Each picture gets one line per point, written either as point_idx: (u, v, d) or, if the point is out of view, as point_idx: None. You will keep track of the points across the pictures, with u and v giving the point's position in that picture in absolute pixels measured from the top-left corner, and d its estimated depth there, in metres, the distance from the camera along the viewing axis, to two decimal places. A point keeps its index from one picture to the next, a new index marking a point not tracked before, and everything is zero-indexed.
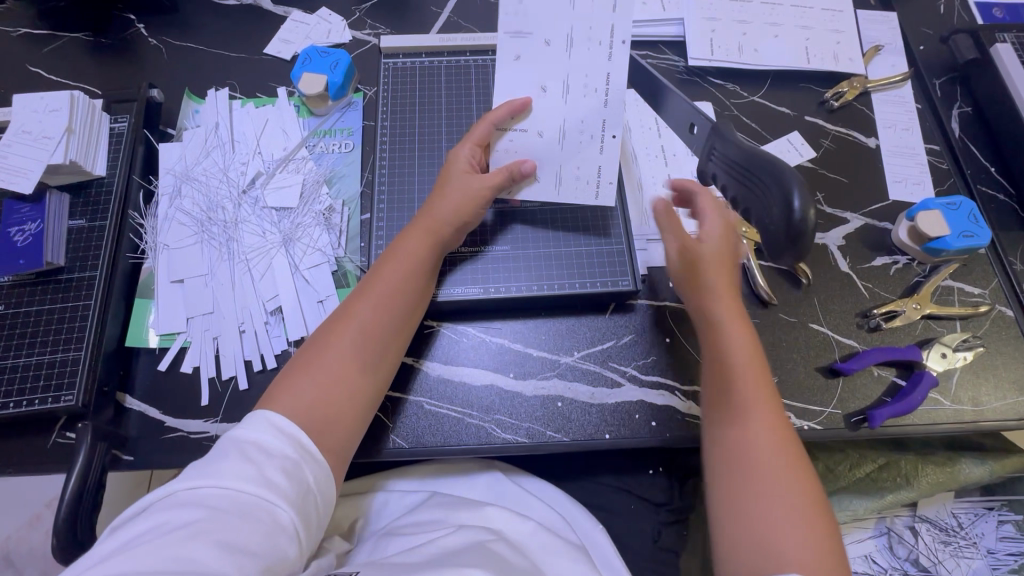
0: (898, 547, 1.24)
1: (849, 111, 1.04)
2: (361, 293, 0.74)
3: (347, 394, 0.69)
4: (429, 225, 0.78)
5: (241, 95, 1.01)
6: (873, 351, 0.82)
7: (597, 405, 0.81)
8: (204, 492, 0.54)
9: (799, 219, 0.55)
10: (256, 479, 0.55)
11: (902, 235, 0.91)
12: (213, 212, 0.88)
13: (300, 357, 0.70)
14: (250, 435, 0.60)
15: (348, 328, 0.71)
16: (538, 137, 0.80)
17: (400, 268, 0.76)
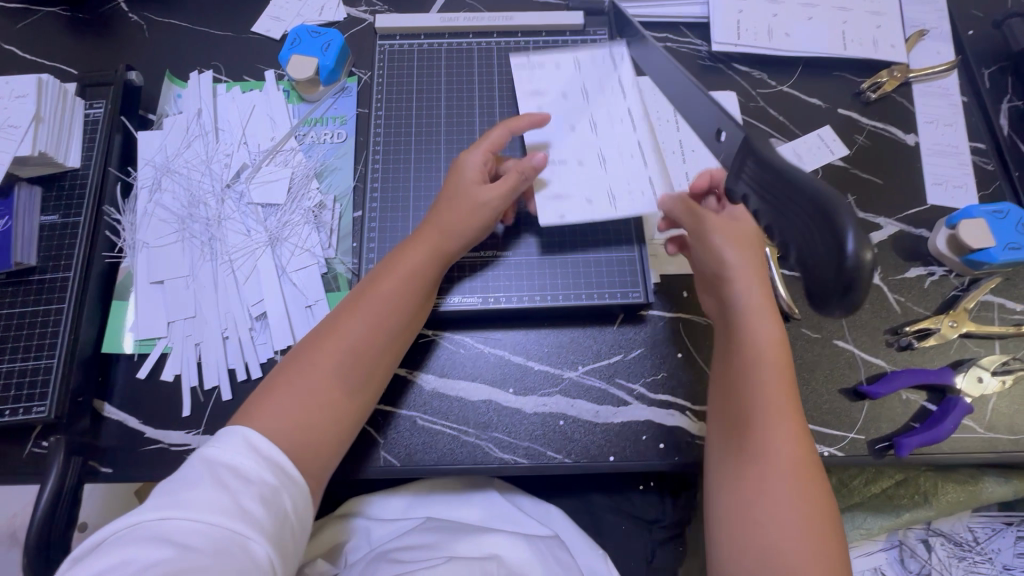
0: (910, 560, 1.19)
1: (886, 104, 0.95)
2: (352, 309, 0.68)
3: (327, 418, 0.64)
4: (434, 238, 0.72)
5: (227, 78, 0.94)
6: (900, 374, 0.76)
7: (602, 425, 0.76)
8: (174, 523, 0.50)
9: (853, 261, 0.41)
10: (231, 511, 0.51)
11: (940, 244, 0.83)
12: (195, 208, 0.82)
13: (279, 373, 0.65)
14: (225, 458, 0.55)
15: (339, 345, 0.65)
16: (578, 161, 0.78)
17: (398, 283, 0.69)
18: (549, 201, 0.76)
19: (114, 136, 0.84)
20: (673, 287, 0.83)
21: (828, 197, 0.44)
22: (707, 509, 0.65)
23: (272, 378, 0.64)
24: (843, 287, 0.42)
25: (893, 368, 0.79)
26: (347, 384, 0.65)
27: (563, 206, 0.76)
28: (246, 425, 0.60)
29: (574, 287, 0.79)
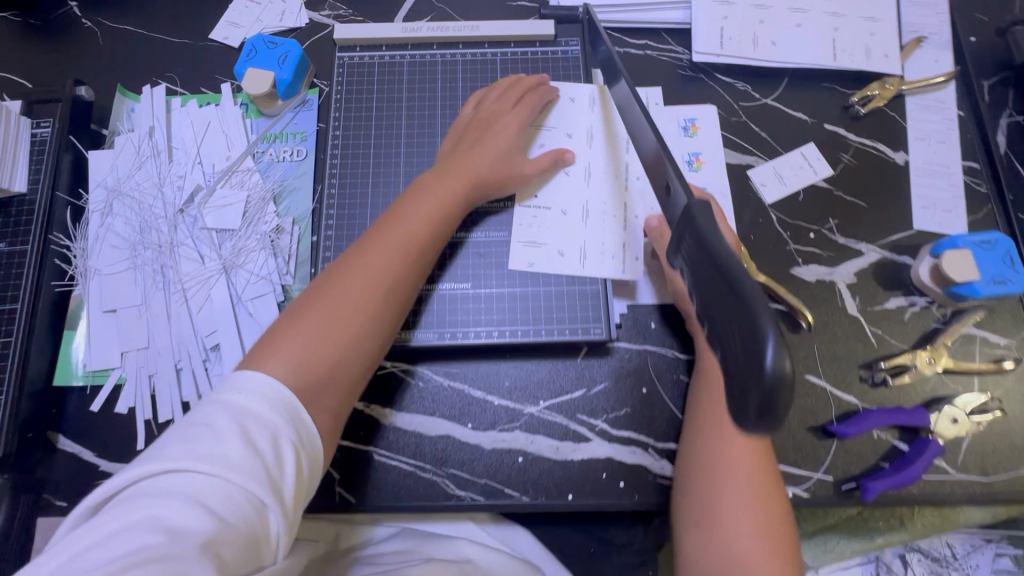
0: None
1: (877, 119, 0.89)
2: (377, 240, 0.68)
3: (350, 349, 0.63)
4: (462, 177, 0.74)
5: (184, 91, 0.90)
6: (872, 414, 0.73)
7: (562, 462, 0.74)
8: (198, 482, 0.48)
9: (772, 375, 0.32)
10: (255, 476, 0.50)
11: (923, 273, 0.79)
12: (147, 234, 0.80)
13: (302, 304, 0.64)
14: (253, 409, 0.53)
15: (356, 282, 0.65)
16: (562, 214, 0.79)
17: (422, 218, 0.70)
18: (523, 246, 0.78)
19: (62, 158, 0.81)
20: (641, 317, 0.79)
21: (746, 290, 0.35)
22: (678, 555, 0.64)
23: (295, 309, 0.64)
24: (758, 403, 0.33)
25: (866, 406, 0.76)
26: (372, 316, 0.65)
27: (534, 253, 0.78)
28: (263, 363, 0.59)
29: (536, 321, 0.76)
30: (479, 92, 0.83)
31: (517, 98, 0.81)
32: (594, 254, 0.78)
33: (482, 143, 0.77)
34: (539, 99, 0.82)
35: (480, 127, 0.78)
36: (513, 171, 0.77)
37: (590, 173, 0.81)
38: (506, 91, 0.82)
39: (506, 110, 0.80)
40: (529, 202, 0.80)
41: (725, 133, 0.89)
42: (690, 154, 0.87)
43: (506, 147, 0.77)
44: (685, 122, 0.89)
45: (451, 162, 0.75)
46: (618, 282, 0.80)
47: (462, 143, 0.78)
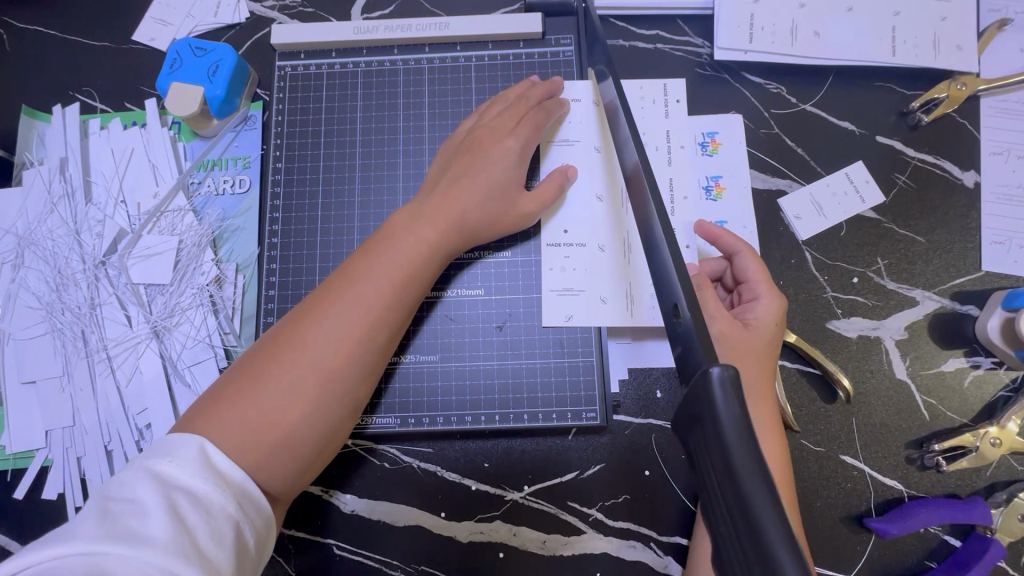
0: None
1: (942, 127, 0.72)
2: (336, 296, 0.55)
3: (293, 434, 0.51)
4: (447, 214, 0.59)
5: (103, 108, 0.75)
6: (920, 509, 0.61)
7: (548, 558, 0.64)
8: (110, 563, 0.39)
9: None
10: (184, 555, 0.41)
11: (992, 330, 0.65)
12: (64, 291, 0.69)
13: (244, 370, 0.53)
14: (183, 477, 0.45)
15: (322, 328, 0.53)
16: (600, 250, 0.66)
17: (394, 268, 0.56)
18: (559, 296, 0.65)
19: None
20: (646, 383, 0.66)
21: None
22: None
23: (234, 376, 0.52)
24: None
25: (912, 494, 0.64)
26: (322, 394, 0.52)
27: (571, 304, 0.65)
28: (205, 428, 0.49)
29: (519, 397, 0.64)
30: (485, 102, 0.68)
31: (525, 117, 0.65)
32: (590, 314, 0.64)
33: (476, 171, 0.61)
34: (542, 116, 0.65)
35: (476, 147, 0.63)
36: (513, 207, 0.62)
37: (603, 205, 0.67)
38: (514, 105, 0.66)
39: (511, 127, 0.64)
40: (559, 240, 0.66)
41: (753, 150, 0.72)
42: (708, 178, 0.71)
43: (508, 176, 0.62)
44: (703, 137, 0.72)
45: (438, 192, 0.60)
46: (618, 340, 0.67)
47: (450, 168, 0.62)
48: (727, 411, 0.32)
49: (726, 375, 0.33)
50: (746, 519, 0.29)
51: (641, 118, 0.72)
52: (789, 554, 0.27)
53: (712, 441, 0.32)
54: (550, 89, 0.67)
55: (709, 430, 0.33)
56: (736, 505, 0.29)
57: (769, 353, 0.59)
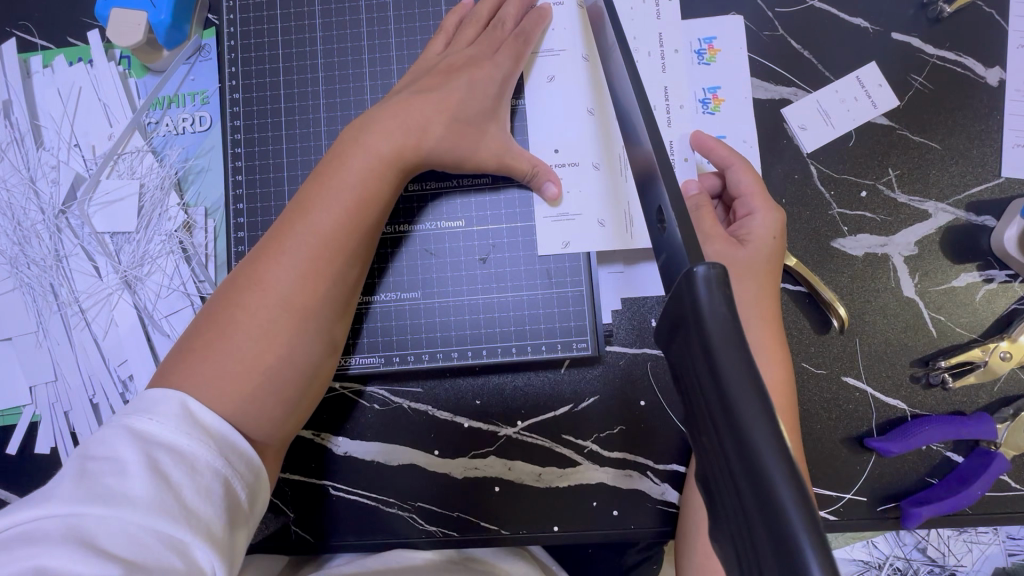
0: (907, 532, 0.94)
1: (966, 19, 0.65)
2: (289, 231, 0.51)
3: (273, 377, 0.49)
4: (410, 131, 0.54)
5: (41, 43, 0.68)
6: (923, 427, 0.59)
7: (544, 490, 0.64)
8: (94, 522, 0.38)
9: None
10: (170, 513, 0.39)
11: (1008, 240, 0.61)
12: (26, 244, 0.65)
13: (206, 320, 0.50)
14: (163, 435, 0.43)
15: (283, 263, 0.50)
16: (593, 169, 0.61)
17: (347, 192, 0.52)
18: (552, 222, 0.61)
19: None
20: (639, 313, 0.64)
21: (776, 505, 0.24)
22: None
23: (198, 329, 0.50)
24: None
25: (916, 412, 0.62)
26: (295, 333, 0.50)
27: (568, 230, 0.61)
28: (176, 382, 0.47)
29: (508, 331, 0.61)
30: (451, 15, 0.62)
31: (503, 42, 0.60)
32: (581, 241, 0.61)
33: (447, 90, 0.56)
34: (519, 44, 0.59)
35: (448, 68, 0.57)
36: (481, 132, 0.57)
37: (592, 120, 0.62)
38: (492, 29, 0.60)
39: (491, 54, 0.59)
40: (550, 160, 0.61)
41: (755, 56, 0.66)
42: (705, 89, 0.65)
43: (481, 98, 0.57)
44: (699, 44, 0.66)
45: (391, 108, 0.55)
46: (610, 270, 0.64)
47: (417, 84, 0.57)
48: (710, 306, 0.30)
49: (713, 273, 0.31)
50: (727, 421, 0.27)
51: (631, 23, 0.65)
52: (776, 458, 0.25)
53: (695, 344, 0.30)
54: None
55: (690, 331, 0.31)
56: (718, 407, 0.28)
57: (770, 267, 0.56)
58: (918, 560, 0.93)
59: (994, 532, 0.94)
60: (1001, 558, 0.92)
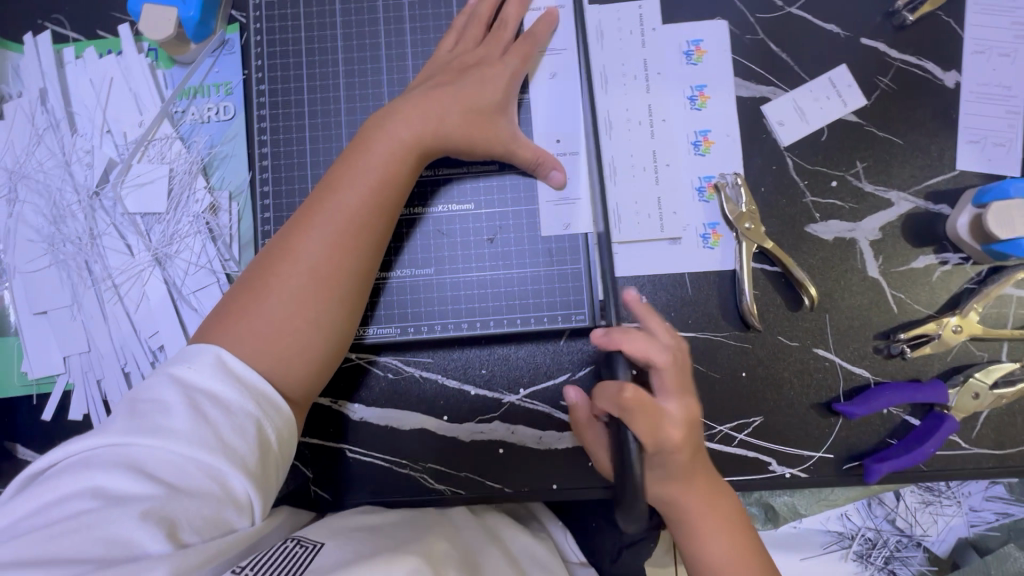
0: (877, 504, 1.01)
1: (926, 26, 0.72)
2: (319, 208, 0.57)
3: (301, 339, 0.55)
4: (426, 119, 0.60)
5: (73, 34, 0.73)
6: (883, 392, 0.66)
7: (544, 451, 0.70)
8: (143, 453, 0.45)
9: None
10: (208, 446, 0.45)
11: (961, 226, 0.68)
12: (62, 223, 0.70)
13: (244, 287, 0.56)
14: (202, 382, 0.49)
15: (311, 237, 0.56)
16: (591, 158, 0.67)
17: (371, 173, 0.58)
18: (554, 206, 0.67)
19: None
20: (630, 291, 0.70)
21: None
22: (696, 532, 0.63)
23: (236, 294, 0.56)
24: None
25: (878, 380, 0.69)
26: (322, 299, 0.55)
27: (569, 213, 0.67)
28: (217, 340, 0.53)
29: (512, 307, 0.67)
30: (464, 15, 0.67)
31: (507, 43, 0.66)
32: (580, 224, 0.67)
33: (459, 85, 0.62)
34: (524, 47, 0.65)
35: (462, 66, 0.63)
36: (489, 124, 0.63)
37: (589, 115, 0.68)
38: (497, 30, 0.66)
39: (500, 54, 0.65)
40: (552, 149, 0.67)
41: (738, 57, 0.72)
42: (692, 87, 0.72)
43: (492, 92, 0.63)
44: (687, 46, 0.73)
45: (411, 99, 0.61)
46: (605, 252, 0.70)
47: (435, 79, 0.63)
48: None
49: None
50: None
51: (620, 40, 0.73)
52: None
53: None
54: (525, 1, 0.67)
55: None
56: None
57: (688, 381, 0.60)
58: (887, 530, 1.01)
59: (956, 504, 1.01)
60: (963, 528, 1.00)
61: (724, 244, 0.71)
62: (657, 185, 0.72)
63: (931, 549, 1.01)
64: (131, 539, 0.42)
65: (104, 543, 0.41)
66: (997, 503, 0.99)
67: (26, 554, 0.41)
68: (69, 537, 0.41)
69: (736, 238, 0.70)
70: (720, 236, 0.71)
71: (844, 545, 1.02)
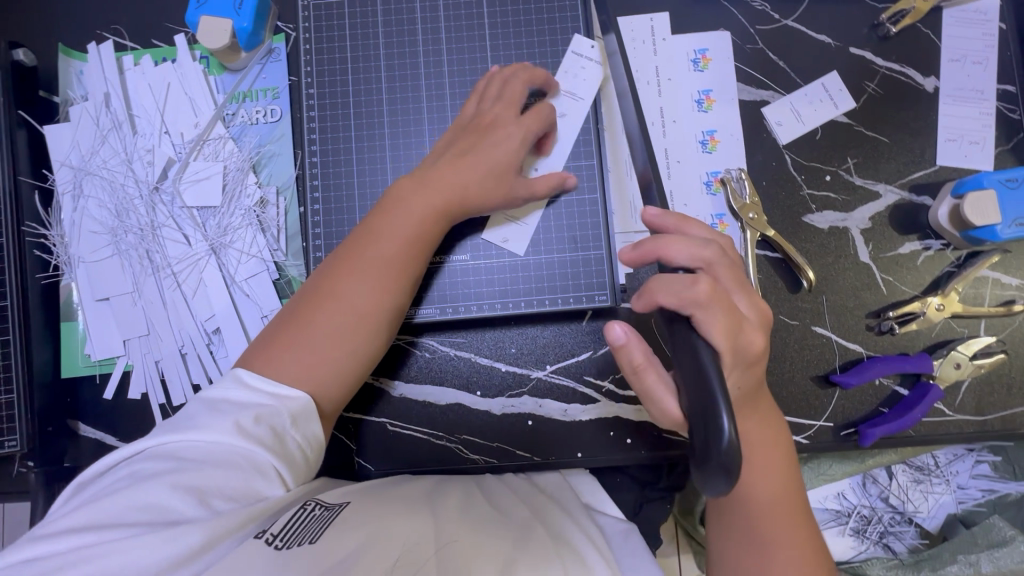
0: (871, 483, 1.09)
1: (909, 36, 0.80)
2: (361, 254, 0.63)
3: (336, 371, 0.61)
4: (459, 178, 0.66)
5: (133, 43, 0.79)
6: (875, 364, 0.74)
7: (570, 423, 0.77)
8: (174, 445, 0.54)
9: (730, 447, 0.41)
10: (228, 430, 0.53)
11: (941, 215, 0.76)
12: (124, 217, 0.76)
13: (289, 321, 0.62)
14: (225, 389, 0.57)
15: (351, 284, 0.62)
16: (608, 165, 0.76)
17: (409, 228, 0.64)
18: (578, 199, 0.74)
19: (17, 135, 0.74)
20: (646, 275, 0.78)
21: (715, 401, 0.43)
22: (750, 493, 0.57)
23: (282, 324, 0.62)
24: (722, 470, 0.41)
25: (870, 354, 0.76)
26: (359, 337, 0.62)
27: (591, 205, 0.74)
28: (262, 366, 0.59)
29: (539, 292, 0.74)
30: (485, 80, 0.72)
31: (518, 100, 0.69)
32: (601, 216, 0.74)
33: (486, 142, 0.67)
34: (548, 112, 0.69)
35: (483, 123, 0.68)
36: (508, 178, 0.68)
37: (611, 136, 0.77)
38: (508, 95, 0.69)
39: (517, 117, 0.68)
40: (576, 147, 0.75)
41: (741, 64, 0.80)
42: (699, 91, 0.80)
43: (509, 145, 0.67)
44: (695, 55, 0.80)
45: (440, 164, 0.67)
46: (622, 241, 0.77)
47: (456, 144, 0.68)
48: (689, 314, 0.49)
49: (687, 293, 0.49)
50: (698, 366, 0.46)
51: (633, 50, 0.80)
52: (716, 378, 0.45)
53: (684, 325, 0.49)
54: (534, 77, 0.71)
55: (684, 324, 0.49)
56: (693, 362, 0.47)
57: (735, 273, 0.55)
58: (882, 508, 1.08)
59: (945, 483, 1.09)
60: (952, 505, 1.08)
61: (730, 232, 0.78)
62: (668, 181, 0.79)
63: (922, 524, 1.08)
64: (173, 509, 0.50)
65: (149, 512, 0.49)
66: (983, 480, 1.07)
67: (81, 525, 0.49)
68: (116, 511, 0.49)
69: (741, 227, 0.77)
70: (727, 226, 0.78)
71: (841, 522, 1.08)
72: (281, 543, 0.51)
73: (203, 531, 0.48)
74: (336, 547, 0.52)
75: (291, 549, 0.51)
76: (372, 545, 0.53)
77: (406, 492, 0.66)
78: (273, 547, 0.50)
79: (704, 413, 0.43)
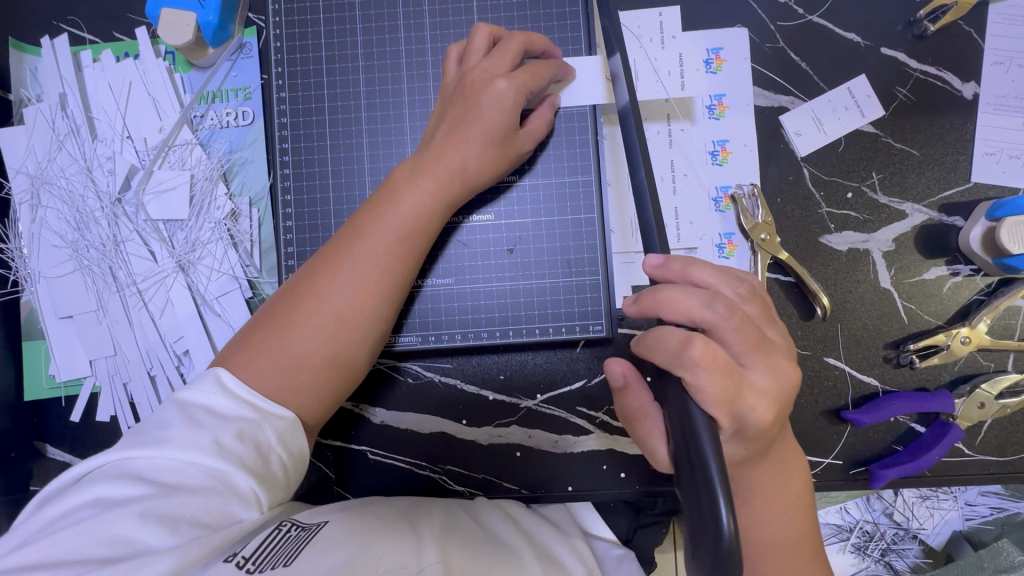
0: (875, 499, 1.01)
1: (947, 36, 0.72)
2: (346, 249, 0.57)
3: (316, 377, 0.55)
4: (448, 166, 0.59)
5: (90, 36, 0.72)
6: (892, 401, 0.68)
7: (560, 454, 0.72)
8: (143, 461, 0.47)
9: (730, 543, 0.37)
10: (204, 448, 0.47)
11: (973, 238, 0.69)
12: (85, 230, 0.71)
13: (264, 321, 0.56)
14: (200, 398, 0.51)
15: (335, 281, 0.56)
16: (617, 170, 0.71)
17: (399, 221, 0.58)
18: (572, 217, 0.68)
19: None
20: None
21: (710, 482, 0.39)
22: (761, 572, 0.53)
23: (257, 326, 0.56)
24: (719, 566, 0.38)
25: (886, 389, 0.71)
26: (343, 339, 0.56)
27: (588, 223, 0.68)
28: (234, 368, 0.54)
29: (530, 318, 0.68)
30: (485, 27, 0.63)
31: (514, 54, 0.61)
32: (599, 237, 0.68)
33: (469, 121, 0.59)
34: (546, 67, 0.62)
35: (469, 90, 0.60)
36: (509, 142, 0.61)
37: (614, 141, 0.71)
38: (501, 46, 0.61)
39: (508, 70, 0.60)
40: (573, 159, 0.68)
41: (758, 66, 0.72)
42: (711, 96, 0.72)
43: (509, 117, 0.60)
44: (708, 54, 0.73)
45: (431, 150, 0.60)
46: (620, 261, 0.72)
47: (446, 119, 0.61)
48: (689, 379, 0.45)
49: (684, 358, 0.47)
50: (690, 439, 0.43)
51: (638, 49, 0.73)
52: (712, 454, 0.40)
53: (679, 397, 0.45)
54: (528, 40, 0.62)
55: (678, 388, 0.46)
56: (685, 437, 0.43)
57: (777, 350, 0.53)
58: (885, 524, 1.00)
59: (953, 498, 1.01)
60: (958, 522, 0.99)
61: (739, 253, 0.72)
62: (674, 195, 0.73)
63: (926, 541, 1.00)
64: (140, 540, 0.43)
65: (114, 544, 0.43)
66: (992, 497, 0.98)
67: (38, 562, 0.43)
68: (75, 541, 0.43)
69: (751, 248, 0.71)
70: (736, 246, 0.72)
71: (842, 537, 1.01)
72: (255, 567, 0.46)
73: (176, 562, 0.43)
74: (316, 562, 0.46)
75: (264, 572, 0.45)
76: (361, 554, 0.48)
77: (387, 507, 0.61)
78: (245, 571, 0.45)
79: (703, 498, 0.39)
